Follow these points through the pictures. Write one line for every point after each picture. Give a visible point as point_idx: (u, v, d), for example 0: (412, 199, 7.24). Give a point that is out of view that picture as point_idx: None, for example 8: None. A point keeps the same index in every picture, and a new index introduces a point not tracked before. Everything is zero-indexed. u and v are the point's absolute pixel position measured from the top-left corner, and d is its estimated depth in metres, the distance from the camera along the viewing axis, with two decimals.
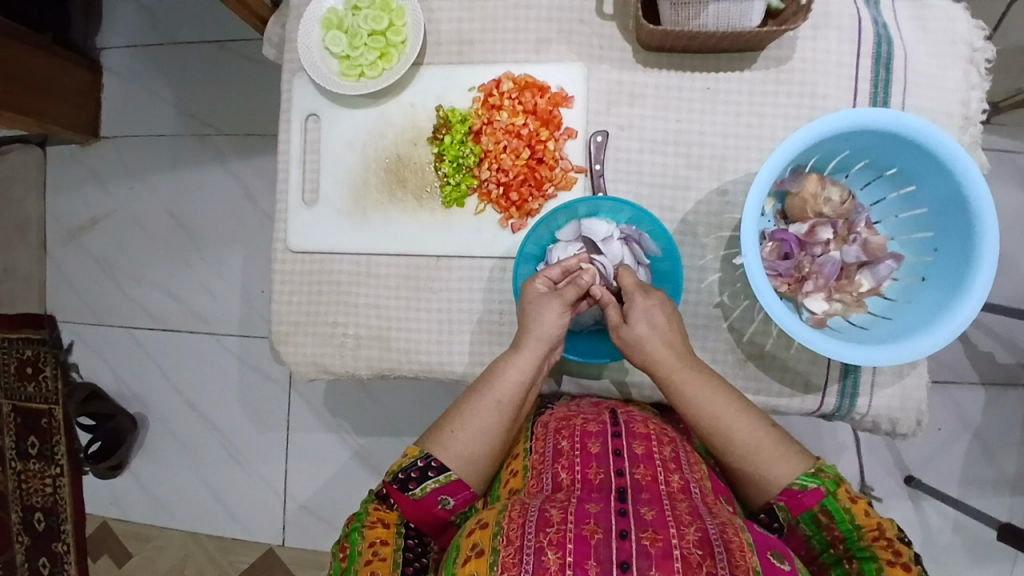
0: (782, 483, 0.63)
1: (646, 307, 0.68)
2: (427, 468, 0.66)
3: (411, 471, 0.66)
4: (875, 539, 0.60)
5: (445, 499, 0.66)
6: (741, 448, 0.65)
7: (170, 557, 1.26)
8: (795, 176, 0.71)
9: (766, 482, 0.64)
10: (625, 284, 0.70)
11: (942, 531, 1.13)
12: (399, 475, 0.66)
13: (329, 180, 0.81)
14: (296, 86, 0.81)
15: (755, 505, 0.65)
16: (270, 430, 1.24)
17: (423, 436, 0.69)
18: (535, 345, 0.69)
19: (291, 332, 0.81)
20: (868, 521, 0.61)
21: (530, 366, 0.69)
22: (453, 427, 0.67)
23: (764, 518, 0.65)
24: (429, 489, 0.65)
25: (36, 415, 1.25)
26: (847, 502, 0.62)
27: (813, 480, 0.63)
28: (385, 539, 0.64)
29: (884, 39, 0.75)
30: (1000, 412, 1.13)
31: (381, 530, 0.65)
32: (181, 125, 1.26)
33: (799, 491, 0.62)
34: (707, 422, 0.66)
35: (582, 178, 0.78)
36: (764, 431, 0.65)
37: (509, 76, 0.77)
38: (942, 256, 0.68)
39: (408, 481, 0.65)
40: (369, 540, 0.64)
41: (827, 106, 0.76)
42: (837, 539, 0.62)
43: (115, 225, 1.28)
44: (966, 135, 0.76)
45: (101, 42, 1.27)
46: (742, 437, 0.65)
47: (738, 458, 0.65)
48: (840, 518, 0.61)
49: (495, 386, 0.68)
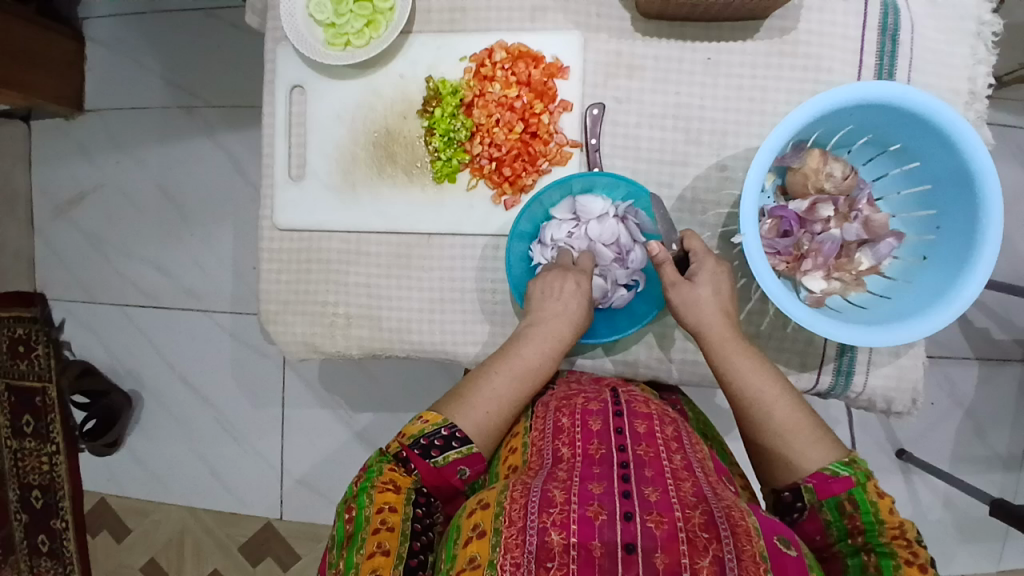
0: (812, 468, 0.62)
1: (715, 271, 0.68)
2: (451, 438, 0.64)
3: (434, 439, 0.64)
4: (895, 538, 0.57)
5: (463, 470, 0.64)
6: (775, 427, 0.64)
7: (168, 532, 1.27)
8: (797, 152, 0.68)
9: (796, 467, 0.63)
10: (693, 246, 0.69)
11: (934, 505, 1.14)
12: (421, 441, 0.63)
13: (316, 154, 0.79)
14: (281, 57, 0.78)
15: (779, 484, 0.63)
16: (265, 407, 1.23)
17: (440, 405, 0.67)
18: (556, 323, 0.70)
19: (279, 311, 0.80)
20: (890, 518, 0.58)
21: (553, 342, 0.70)
22: (477, 401, 0.66)
23: (787, 497, 0.62)
24: (451, 459, 0.63)
25: (29, 393, 1.23)
26: (874, 495, 0.59)
27: (845, 469, 0.60)
28: (393, 506, 0.61)
29: (891, 10, 0.72)
30: (996, 388, 1.13)
31: (390, 496, 0.61)
32: (168, 98, 1.22)
33: (829, 477, 0.60)
34: (747, 399, 0.66)
35: (577, 153, 0.76)
36: (804, 414, 0.65)
37: (502, 45, 0.74)
38: (944, 235, 0.66)
39: (430, 449, 0.63)
40: (377, 505, 0.60)
41: (831, 80, 0.73)
42: (857, 530, 0.59)
43: (104, 200, 1.26)
44: (971, 111, 0.73)
45: (83, 11, 1.23)
46: (779, 418, 0.64)
47: (772, 438, 0.64)
48: (865, 509, 0.59)
49: (518, 358, 0.69)
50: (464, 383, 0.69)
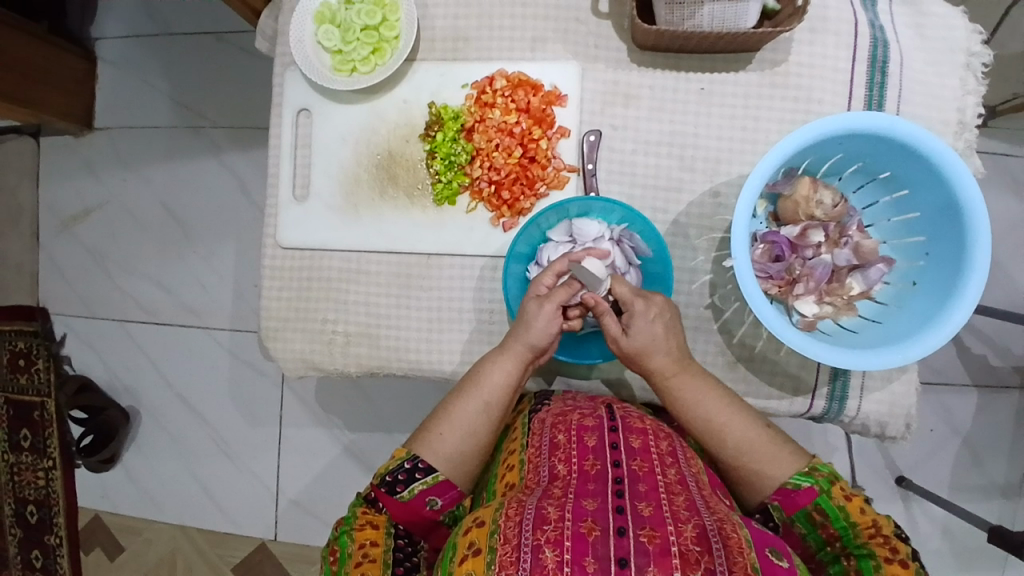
0: (777, 482, 0.64)
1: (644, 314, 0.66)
2: (415, 469, 0.65)
3: (399, 473, 0.65)
4: (872, 537, 0.59)
5: (433, 500, 0.65)
6: (733, 448, 0.66)
7: (160, 551, 1.26)
8: (788, 179, 0.70)
9: (762, 480, 0.64)
10: (620, 294, 0.68)
11: (931, 534, 1.14)
12: (386, 478, 0.65)
13: (320, 175, 0.81)
14: (288, 80, 0.81)
15: (750, 505, 0.66)
16: (262, 425, 1.24)
17: (410, 440, 0.68)
18: (517, 350, 0.70)
19: (279, 329, 0.81)
20: (863, 519, 0.60)
21: (517, 368, 0.70)
22: (440, 430, 0.67)
23: (760, 517, 0.66)
24: (418, 491, 0.64)
25: (28, 407, 1.25)
26: (841, 500, 0.61)
27: (807, 479, 0.62)
28: (374, 540, 0.63)
29: (880, 43, 0.75)
30: (991, 416, 1.13)
31: (370, 532, 0.64)
32: (175, 118, 1.25)
33: (793, 491, 0.62)
34: (701, 426, 0.67)
35: (574, 177, 0.77)
36: (762, 429, 0.66)
37: (503, 74, 0.76)
38: (933, 261, 0.68)
39: (396, 484, 0.64)
40: (358, 542, 0.63)
41: (822, 110, 0.75)
42: (834, 537, 0.61)
43: (109, 218, 1.28)
44: (960, 140, 0.75)
45: (96, 32, 1.27)
46: (736, 440, 0.66)
47: (734, 457, 0.66)
48: (835, 516, 0.61)
49: (482, 387, 0.69)
50: (435, 412, 0.70)
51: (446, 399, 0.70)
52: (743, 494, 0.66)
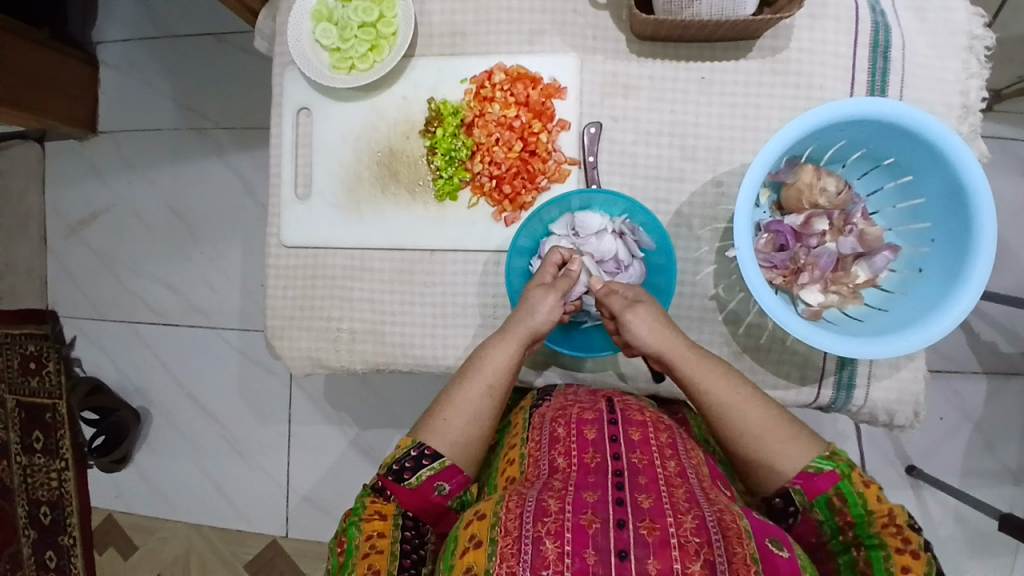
0: (798, 467, 0.63)
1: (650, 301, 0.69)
2: (421, 456, 0.65)
3: (405, 461, 0.65)
4: (884, 526, 0.60)
5: (441, 486, 0.65)
6: (753, 430, 0.65)
7: (173, 549, 1.27)
8: (790, 168, 0.69)
9: (781, 465, 0.64)
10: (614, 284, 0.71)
11: (943, 521, 1.13)
12: (394, 466, 0.65)
13: (321, 173, 0.81)
14: (287, 80, 0.81)
15: (768, 491, 0.65)
16: (272, 423, 1.25)
17: (416, 427, 0.68)
18: (519, 332, 0.69)
19: (284, 326, 0.81)
20: (879, 507, 0.61)
21: (517, 350, 0.69)
22: (444, 415, 0.67)
23: (778, 502, 0.64)
24: (425, 477, 0.64)
25: (40, 409, 1.26)
26: (860, 486, 0.62)
27: (829, 463, 0.63)
28: (381, 532, 0.63)
29: (881, 28, 0.74)
30: (1001, 402, 1.12)
31: (377, 523, 0.64)
32: (179, 120, 1.25)
33: (814, 474, 0.62)
34: (722, 407, 0.66)
35: (576, 170, 0.77)
36: (778, 414, 0.66)
37: (501, 67, 0.76)
38: (939, 247, 0.67)
39: (403, 471, 0.65)
40: (365, 533, 0.63)
41: (823, 97, 0.75)
42: (848, 525, 0.61)
43: (115, 220, 1.29)
44: (965, 125, 0.74)
45: (98, 36, 1.27)
46: (756, 422, 0.65)
47: (750, 443, 0.65)
48: (853, 502, 0.61)
49: (484, 371, 0.69)
50: (439, 397, 0.70)
51: (446, 387, 0.70)
52: (758, 480, 0.65)
